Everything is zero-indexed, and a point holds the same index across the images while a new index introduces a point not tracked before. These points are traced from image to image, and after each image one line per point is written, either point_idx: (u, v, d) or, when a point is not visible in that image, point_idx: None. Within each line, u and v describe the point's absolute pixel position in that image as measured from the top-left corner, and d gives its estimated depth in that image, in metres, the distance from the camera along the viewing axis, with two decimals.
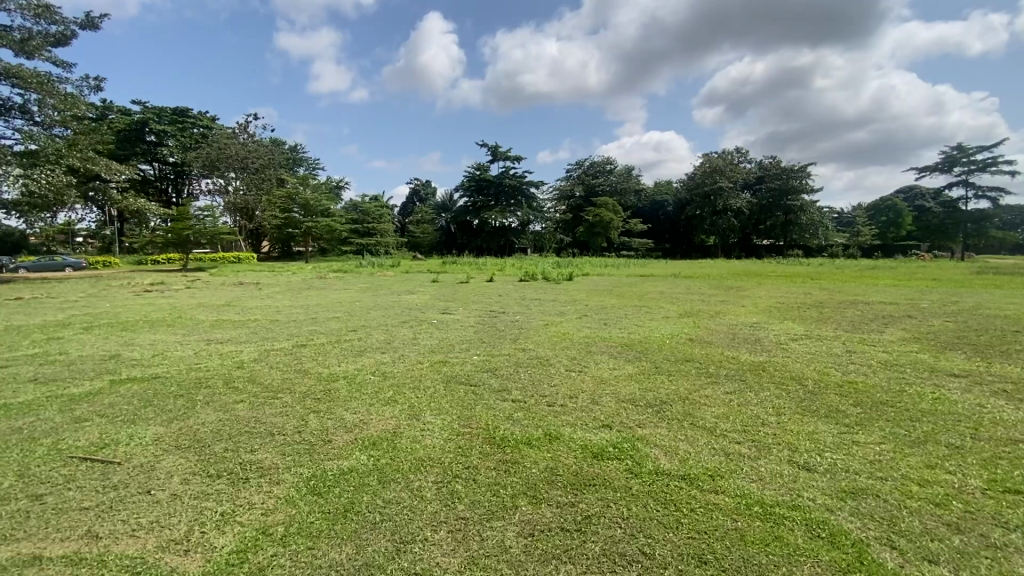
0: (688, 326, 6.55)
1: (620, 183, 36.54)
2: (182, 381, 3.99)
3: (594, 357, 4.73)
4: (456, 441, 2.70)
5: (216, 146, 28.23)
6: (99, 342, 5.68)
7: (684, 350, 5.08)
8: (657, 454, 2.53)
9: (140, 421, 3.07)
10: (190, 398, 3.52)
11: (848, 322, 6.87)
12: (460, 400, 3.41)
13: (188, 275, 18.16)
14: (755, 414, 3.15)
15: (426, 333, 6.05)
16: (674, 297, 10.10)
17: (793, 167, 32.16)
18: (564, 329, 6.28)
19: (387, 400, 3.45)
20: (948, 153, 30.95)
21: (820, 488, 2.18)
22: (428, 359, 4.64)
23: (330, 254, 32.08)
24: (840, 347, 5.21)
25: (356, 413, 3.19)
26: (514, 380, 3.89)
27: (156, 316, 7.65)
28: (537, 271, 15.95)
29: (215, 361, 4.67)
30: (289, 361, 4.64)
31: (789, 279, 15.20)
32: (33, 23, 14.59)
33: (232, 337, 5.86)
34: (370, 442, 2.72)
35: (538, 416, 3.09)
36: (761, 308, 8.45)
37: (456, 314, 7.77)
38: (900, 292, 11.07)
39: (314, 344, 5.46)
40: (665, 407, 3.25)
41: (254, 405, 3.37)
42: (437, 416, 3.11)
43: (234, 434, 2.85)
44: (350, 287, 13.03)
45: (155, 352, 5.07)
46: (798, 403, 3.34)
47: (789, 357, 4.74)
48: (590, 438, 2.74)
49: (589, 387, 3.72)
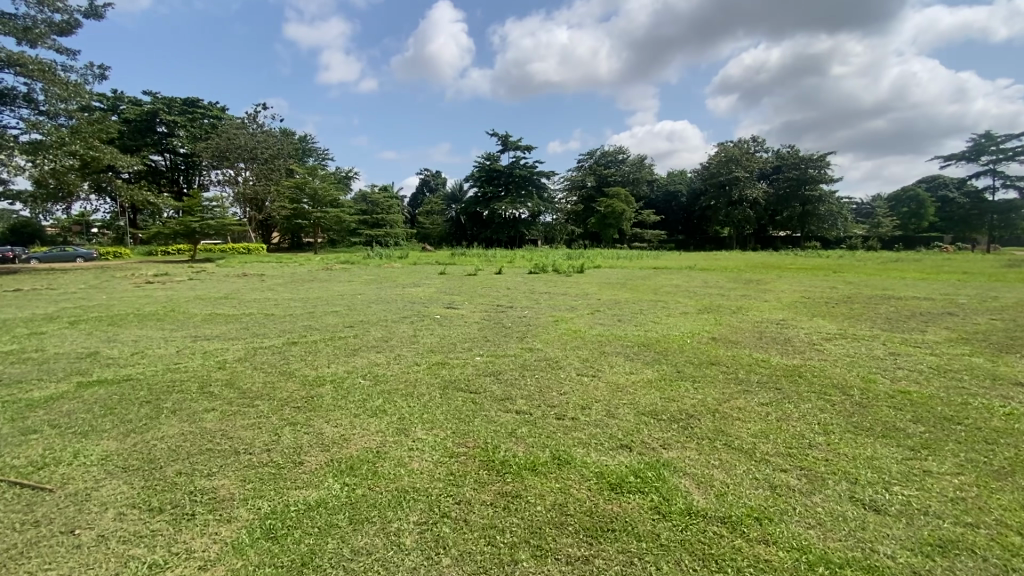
0: (709, 323, 6.07)
1: (633, 173, 35.81)
2: (154, 385, 3.62)
3: (608, 359, 4.28)
4: (447, 467, 2.28)
5: (224, 136, 27.89)
6: (81, 337, 5.35)
7: (706, 350, 4.61)
8: (687, 485, 2.12)
9: (91, 435, 2.70)
10: (156, 406, 3.14)
11: (884, 319, 6.35)
12: (458, 411, 3.00)
13: (194, 266, 17.96)
14: (798, 431, 2.71)
15: (427, 330, 5.65)
16: (690, 291, 9.59)
17: (812, 156, 31.18)
18: (576, 327, 5.82)
19: (377, 409, 3.05)
20: (975, 141, 29.83)
21: (897, 540, 1.75)
22: (425, 360, 4.23)
23: (340, 246, 31.97)
24: (881, 349, 4.72)
25: (337, 426, 2.80)
26: (518, 386, 3.46)
27: (149, 309, 7.32)
28: (547, 263, 15.43)
29: (197, 361, 4.31)
30: (276, 361, 4.26)
31: (811, 272, 14.56)
32: (36, 11, 14.29)
33: (222, 333, 5.51)
34: (348, 465, 2.32)
35: (546, 433, 2.66)
36: (786, 303, 7.93)
37: (461, 308, 7.34)
38: (932, 286, 10.47)
39: (307, 341, 5.10)
40: (691, 422, 2.81)
41: (224, 415, 2.98)
42: (430, 430, 2.70)
43: (193, 452, 2.47)
44: (355, 278, 12.67)
45: (137, 350, 4.73)
46: (848, 420, 2.88)
47: (826, 360, 4.25)
48: (607, 463, 2.31)
49: (603, 395, 3.29)
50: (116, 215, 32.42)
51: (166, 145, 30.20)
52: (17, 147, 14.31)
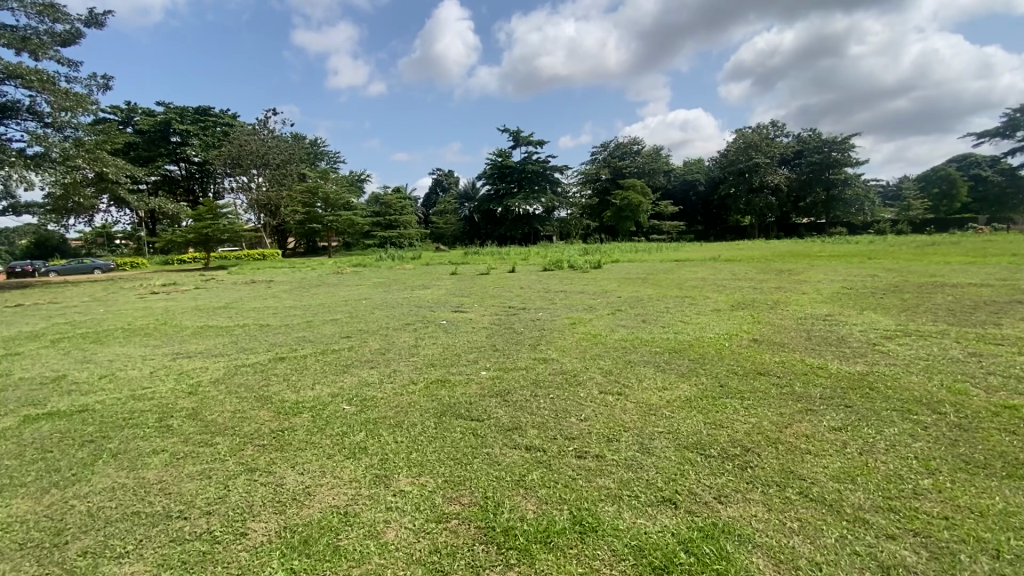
0: (747, 323, 5.38)
1: (649, 163, 34.84)
2: (107, 418, 3.13)
3: (636, 370, 3.65)
4: (432, 540, 1.72)
5: (235, 143, 27.31)
6: (57, 357, 4.94)
7: (750, 357, 3.96)
8: (762, 568, 1.53)
9: (3, 493, 2.22)
10: (97, 449, 2.64)
11: (943, 310, 5.63)
12: (454, 449, 2.42)
13: (205, 274, 17.72)
14: (893, 472, 2.08)
15: (430, 338, 5.11)
16: (719, 285, 8.85)
17: (835, 139, 29.93)
18: (595, 330, 5.24)
19: (357, 448, 2.49)
20: (1009, 116, 28.34)
21: None
22: (423, 379, 3.64)
23: (354, 249, 31.76)
24: (959, 349, 3.97)
25: (303, 474, 2.25)
26: (530, 411, 2.87)
27: (142, 323, 6.89)
28: (563, 258, 14.87)
29: (167, 385, 3.80)
30: (254, 384, 3.71)
31: (844, 259, 13.66)
32: (38, 22, 14.17)
33: (207, 349, 5.03)
34: (304, 538, 1.76)
35: (562, 481, 2.07)
36: (827, 295, 7.18)
37: (469, 313, 6.75)
38: (981, 271, 9.63)
39: (296, 356, 4.58)
40: (750, 460, 2.21)
41: (172, 461, 2.45)
42: (416, 480, 2.14)
43: (113, 518, 1.96)
44: (365, 282, 12.17)
45: (106, 372, 4.26)
46: (954, 453, 2.22)
47: (897, 366, 3.55)
48: (647, 532, 1.71)
49: (633, 421, 2.69)
50: (135, 226, 32.66)
51: (180, 155, 30.11)
52: (21, 161, 14.13)
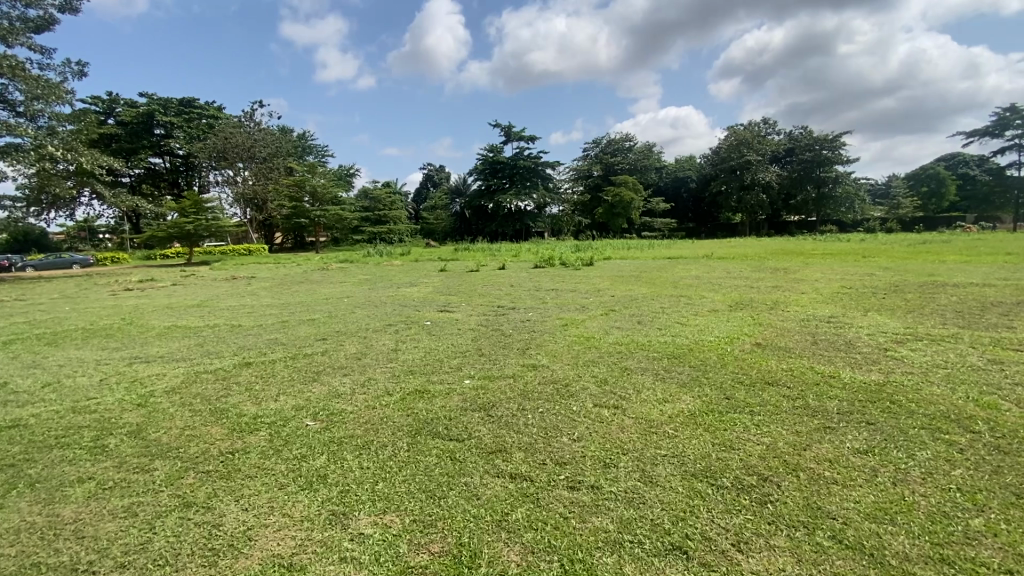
0: (748, 324, 5.09)
1: (640, 160, 34.71)
2: (38, 436, 2.75)
3: (634, 380, 3.34)
4: None
5: (220, 135, 26.62)
6: (4, 361, 4.54)
7: (755, 363, 3.66)
8: None
9: None
10: (14, 476, 2.29)
11: (952, 312, 5.36)
12: (427, 478, 2.09)
13: (186, 270, 17.20)
14: (936, 510, 1.78)
15: (411, 341, 4.77)
16: (714, 284, 8.58)
17: (826, 136, 29.88)
18: (588, 332, 4.92)
19: (315, 476, 2.14)
20: (999, 115, 28.36)
21: None
22: (400, 389, 3.28)
23: (342, 244, 31.16)
24: (978, 355, 3.70)
25: (248, 511, 1.90)
26: (516, 429, 2.55)
27: (106, 322, 6.45)
28: (554, 255, 14.54)
29: (114, 396, 3.42)
30: (211, 395, 3.34)
31: (838, 258, 13.47)
32: (9, 8, 13.55)
33: (168, 353, 4.63)
34: None
35: (552, 521, 1.75)
36: (826, 295, 6.90)
37: (455, 312, 6.40)
38: (977, 270, 9.48)
39: (264, 361, 4.21)
40: (770, 492, 1.91)
41: (97, 493, 2.09)
42: (380, 518, 1.81)
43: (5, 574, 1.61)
44: (349, 279, 11.75)
45: (51, 380, 3.86)
46: (1001, 483, 1.93)
47: (914, 375, 3.27)
48: None
49: (632, 442, 2.38)
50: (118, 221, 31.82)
51: (164, 148, 29.32)
52: None
